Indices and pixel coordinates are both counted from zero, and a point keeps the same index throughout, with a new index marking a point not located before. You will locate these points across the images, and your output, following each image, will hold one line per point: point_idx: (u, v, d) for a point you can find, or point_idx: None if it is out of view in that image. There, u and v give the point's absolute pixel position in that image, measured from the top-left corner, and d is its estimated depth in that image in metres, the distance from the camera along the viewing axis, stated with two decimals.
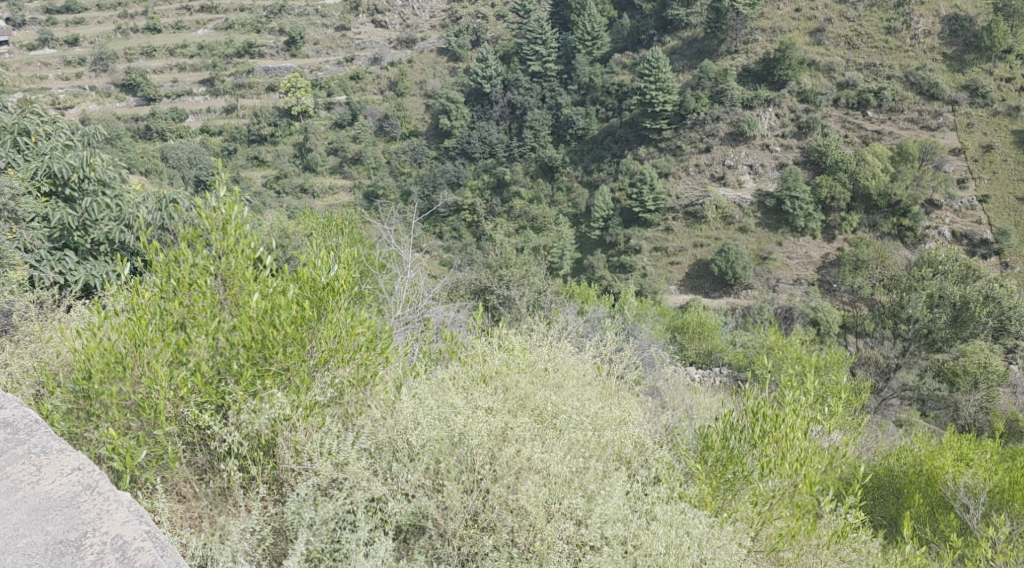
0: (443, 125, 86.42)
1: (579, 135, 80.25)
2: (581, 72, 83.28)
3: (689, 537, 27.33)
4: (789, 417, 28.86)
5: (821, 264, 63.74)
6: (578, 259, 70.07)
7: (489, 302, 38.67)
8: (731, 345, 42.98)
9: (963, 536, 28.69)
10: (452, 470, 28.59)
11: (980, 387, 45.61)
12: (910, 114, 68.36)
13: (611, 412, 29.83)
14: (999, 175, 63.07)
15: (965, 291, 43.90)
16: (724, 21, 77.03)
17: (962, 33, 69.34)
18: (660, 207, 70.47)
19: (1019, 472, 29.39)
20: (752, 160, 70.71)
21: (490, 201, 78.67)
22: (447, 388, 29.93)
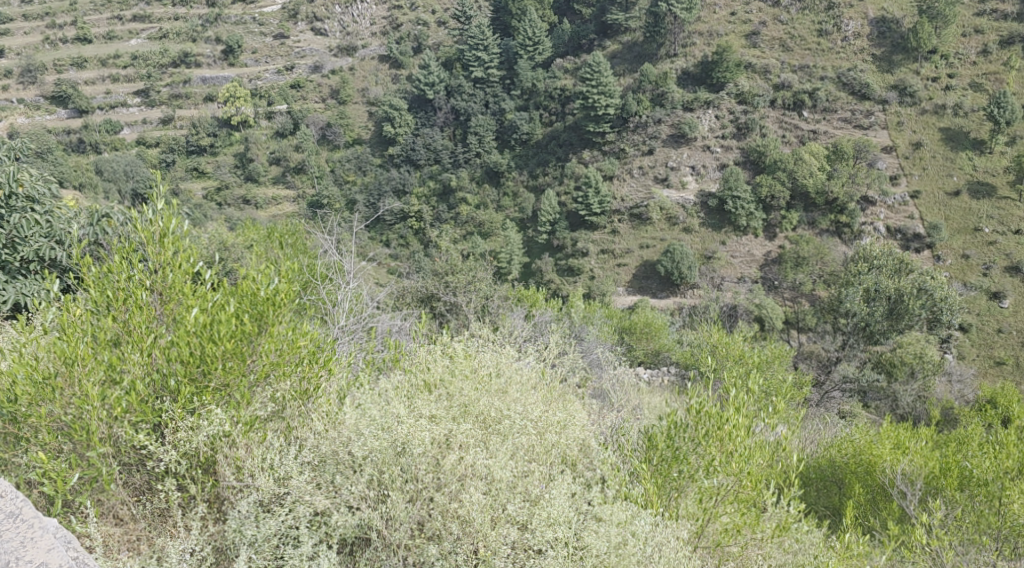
0: (387, 133, 83.33)
1: (524, 140, 77.98)
2: (524, 77, 81.46)
3: (633, 537, 27.76)
4: (731, 414, 29.31)
5: (764, 262, 63.39)
6: (525, 263, 68.21)
7: (436, 309, 38.65)
8: (677, 344, 43.60)
9: (903, 523, 29.35)
10: (395, 480, 28.40)
11: (917, 379, 44.98)
12: (843, 114, 69.20)
13: (554, 415, 30.00)
14: (929, 170, 64.31)
15: (899, 284, 48.60)
16: (663, 25, 75.57)
17: (889, 34, 71.44)
18: (606, 210, 68.80)
19: (954, 457, 30.05)
20: (693, 161, 70.02)
21: (436, 208, 75.16)
22: (390, 398, 29.70)
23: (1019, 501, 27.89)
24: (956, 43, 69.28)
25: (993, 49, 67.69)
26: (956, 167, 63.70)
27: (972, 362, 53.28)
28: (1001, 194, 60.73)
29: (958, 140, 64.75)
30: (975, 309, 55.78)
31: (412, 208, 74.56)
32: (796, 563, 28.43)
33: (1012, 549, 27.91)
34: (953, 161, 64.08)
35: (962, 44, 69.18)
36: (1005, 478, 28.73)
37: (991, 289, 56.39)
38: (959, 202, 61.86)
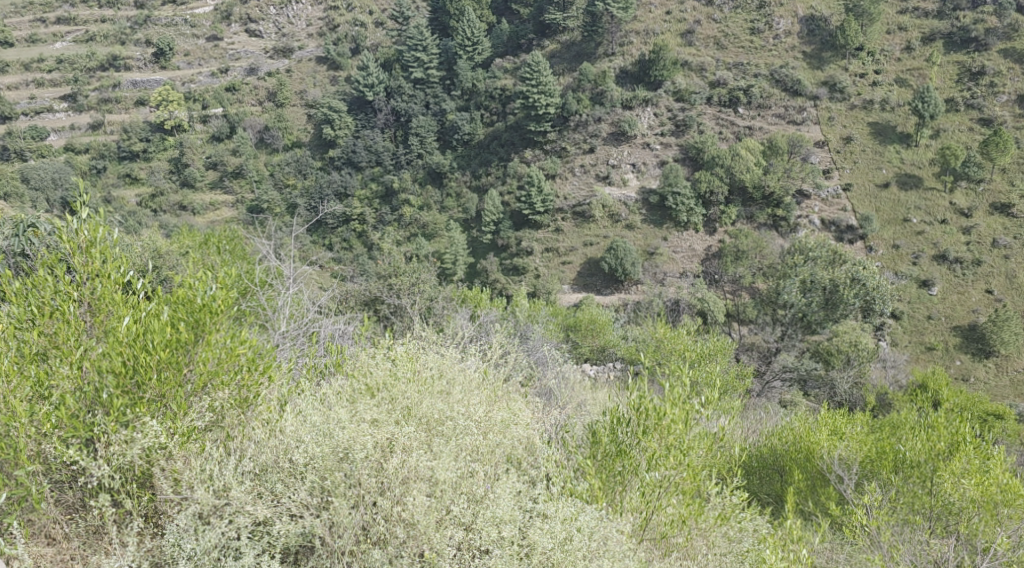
0: (325, 134, 72.32)
1: (465, 141, 69.71)
2: (463, 76, 72.57)
3: (579, 533, 28.01)
4: (669, 409, 29.40)
5: (705, 257, 58.94)
6: (470, 264, 61.49)
7: (380, 312, 38.47)
8: (623, 340, 42.67)
9: (842, 506, 30.17)
10: (338, 486, 28.24)
11: (853, 364, 45.51)
12: (777, 110, 64.47)
13: (497, 414, 29.84)
14: (860, 164, 60.67)
15: (833, 274, 45.74)
16: (601, 24, 70.47)
17: (818, 32, 67.37)
18: (549, 209, 62.73)
19: (889, 441, 30.83)
20: (634, 159, 64.35)
21: (379, 209, 66.93)
22: (332, 403, 29.48)
23: (951, 480, 28.77)
24: (881, 40, 66.20)
25: (916, 46, 64.71)
26: (885, 160, 60.32)
27: (905, 348, 52.00)
28: (928, 185, 58.24)
29: (886, 134, 61.46)
30: (906, 297, 53.87)
31: (353, 211, 65.92)
32: (738, 550, 29.00)
33: (944, 527, 28.82)
34: (882, 154, 60.67)
35: (886, 41, 66.05)
36: (937, 459, 29.58)
37: (920, 277, 54.46)
38: (888, 194, 58.80)
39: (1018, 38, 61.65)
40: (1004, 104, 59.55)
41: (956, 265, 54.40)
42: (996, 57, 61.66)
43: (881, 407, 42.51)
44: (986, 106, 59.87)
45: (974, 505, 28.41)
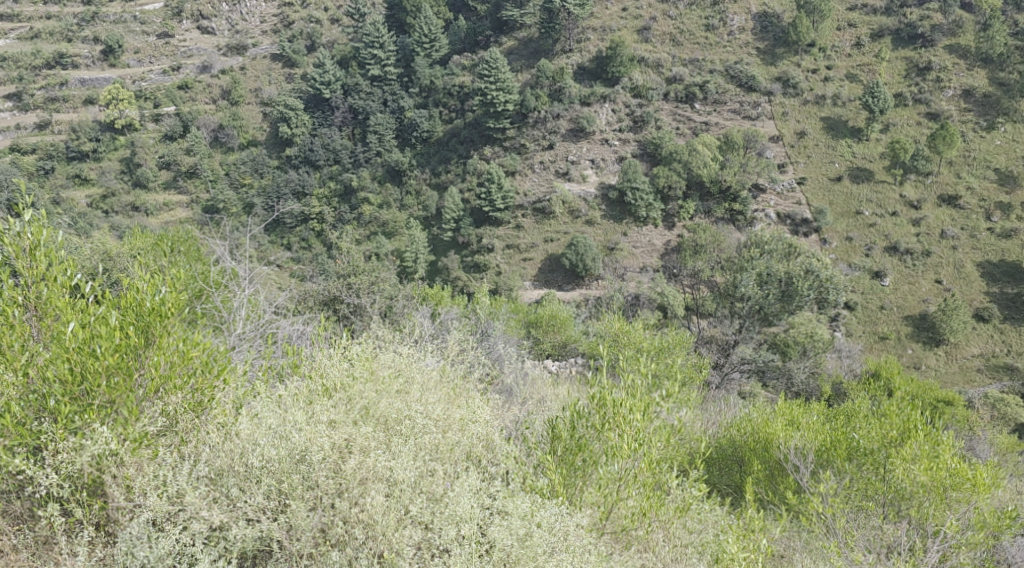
0: (282, 134, 70.56)
1: (423, 138, 68.42)
2: (421, 74, 71.75)
3: (539, 529, 28.10)
4: (629, 400, 29.53)
5: (664, 251, 58.18)
6: (431, 262, 59.90)
7: (339, 312, 37.84)
8: (584, 336, 42.25)
9: (799, 494, 30.65)
10: (296, 489, 28.00)
11: (808, 355, 46.78)
12: (733, 105, 64.79)
13: (455, 412, 29.72)
14: (813, 158, 61.13)
15: (788, 267, 44.43)
16: (558, 20, 68.48)
17: (771, 28, 68.28)
18: (509, 205, 61.09)
19: (843, 430, 31.14)
20: (593, 155, 63.11)
21: (337, 209, 65.06)
22: (288, 405, 29.09)
23: (903, 467, 29.35)
24: (832, 36, 66.82)
25: (866, 42, 65.58)
26: (837, 154, 60.89)
27: (859, 338, 52.05)
28: (879, 178, 58.90)
29: (838, 129, 62.09)
30: (859, 287, 54.22)
31: (311, 209, 64.40)
32: (698, 541, 29.41)
33: (896, 513, 29.43)
34: (834, 149, 61.25)
35: (838, 37, 66.75)
36: (890, 446, 30.06)
37: (873, 268, 54.82)
38: (841, 187, 59.26)
39: (962, 35, 63.35)
40: (949, 99, 61.10)
41: (906, 256, 54.91)
42: (941, 53, 63.09)
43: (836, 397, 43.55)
44: (933, 101, 61.14)
45: (924, 490, 29.04)
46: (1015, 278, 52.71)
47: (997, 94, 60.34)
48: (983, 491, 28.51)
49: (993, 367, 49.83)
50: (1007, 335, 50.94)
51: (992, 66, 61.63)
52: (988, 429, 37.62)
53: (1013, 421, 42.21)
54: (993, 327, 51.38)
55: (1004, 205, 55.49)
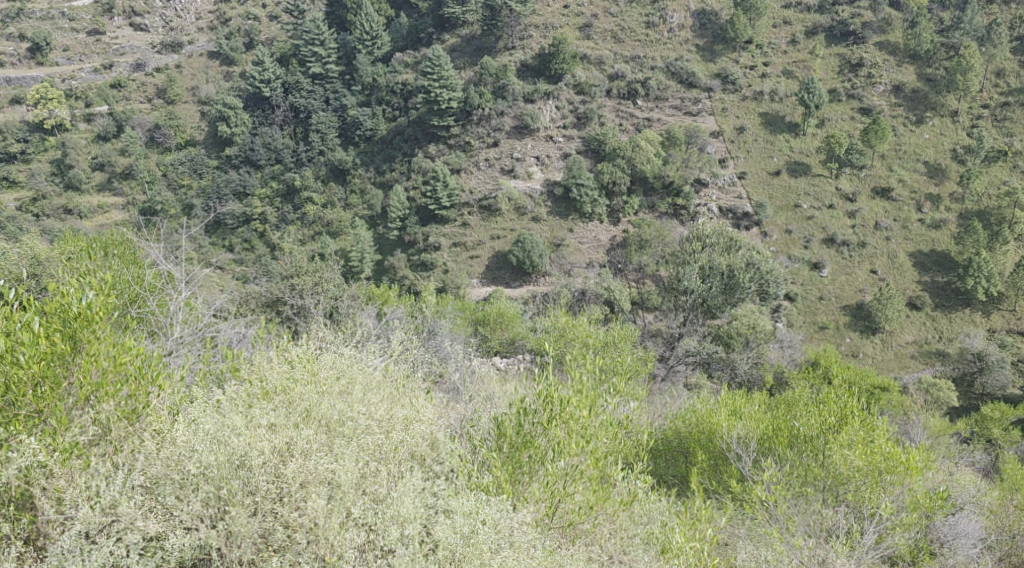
0: (220, 133, 63.49)
1: (367, 137, 63.12)
2: (363, 71, 65.68)
3: (484, 527, 27.90)
4: (574, 397, 29.74)
5: (610, 246, 55.16)
6: (378, 261, 55.22)
7: (283, 314, 37.46)
8: (532, 332, 41.93)
9: (741, 484, 31.24)
10: (235, 495, 27.61)
11: (752, 346, 44.98)
12: (673, 102, 62.64)
13: (397, 413, 29.48)
14: (753, 153, 59.33)
15: (730, 261, 46.64)
16: (500, 18, 65.62)
17: (709, 26, 66.26)
18: (455, 203, 57.06)
19: (784, 419, 32.15)
20: (538, 152, 59.66)
21: (280, 209, 59.44)
22: (228, 410, 28.58)
23: (840, 453, 30.08)
24: (768, 34, 65.92)
25: (801, 39, 64.97)
26: (776, 148, 59.51)
27: (799, 328, 51.12)
28: (815, 172, 57.94)
29: (776, 124, 60.75)
30: (799, 279, 53.29)
31: (254, 210, 58.73)
32: (645, 532, 29.53)
33: (835, 498, 30.17)
34: (773, 143, 59.81)
35: (773, 35, 65.86)
36: (828, 432, 30.89)
37: (811, 260, 53.97)
38: (780, 181, 57.85)
39: (892, 32, 63.43)
40: (880, 94, 60.81)
41: (843, 247, 54.36)
42: (872, 49, 62.85)
43: (777, 386, 43.66)
44: (865, 97, 60.72)
45: (861, 474, 29.72)
46: (945, 267, 53.18)
47: (925, 89, 60.40)
48: (915, 473, 29.30)
49: (926, 353, 50.19)
50: (938, 322, 51.35)
51: (920, 62, 61.57)
52: (921, 413, 38.93)
53: (944, 405, 44.01)
54: (926, 314, 51.64)
55: (934, 197, 55.72)
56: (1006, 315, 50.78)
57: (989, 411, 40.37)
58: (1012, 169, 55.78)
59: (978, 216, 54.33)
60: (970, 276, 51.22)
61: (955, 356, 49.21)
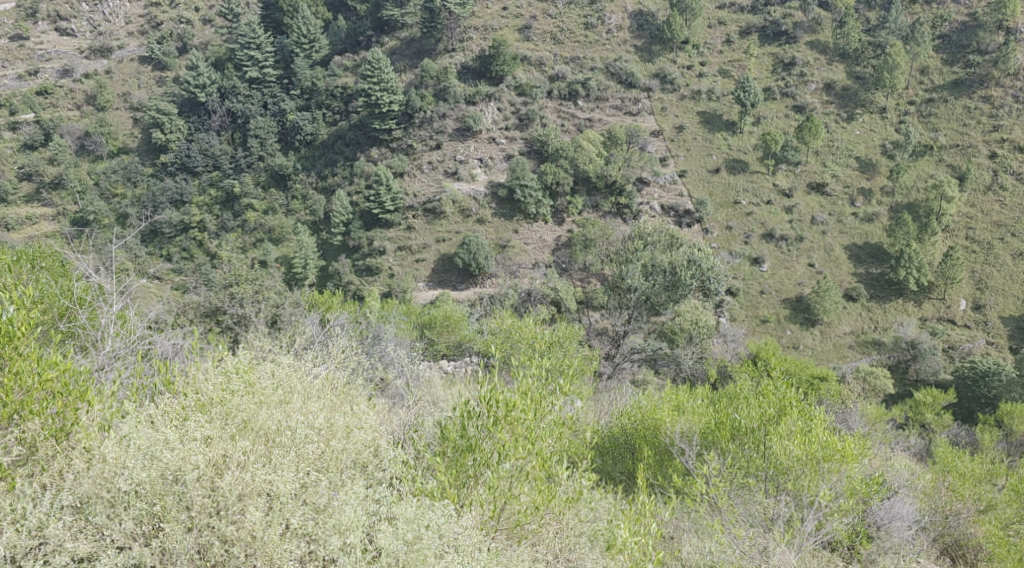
0: (155, 140, 60.64)
1: (307, 142, 61.33)
2: (301, 75, 63.62)
3: (427, 533, 27.87)
4: (519, 400, 29.53)
5: (556, 247, 54.99)
6: (322, 268, 54.34)
7: (223, 323, 36.61)
8: (479, 334, 41.48)
9: (684, 478, 31.59)
10: (170, 511, 27.53)
11: (695, 342, 45.93)
12: (614, 102, 62.92)
13: (337, 421, 29.08)
14: (693, 151, 60.21)
15: (672, 258, 46.60)
16: (438, 20, 64.50)
17: (647, 27, 67.10)
18: (399, 206, 55.99)
19: (726, 412, 31.97)
20: (481, 154, 58.90)
21: (219, 216, 57.64)
22: (162, 424, 28.23)
23: (779, 444, 30.52)
24: (704, 34, 67.13)
25: (735, 39, 66.49)
26: (714, 146, 60.33)
27: (742, 322, 52.26)
28: (753, 169, 59.04)
29: (714, 122, 61.70)
30: (740, 274, 54.39)
31: (191, 218, 56.79)
32: (590, 530, 29.37)
33: (776, 487, 30.57)
34: (711, 142, 60.62)
35: (709, 35, 67.15)
36: (768, 423, 31.08)
37: (752, 256, 55.02)
38: (719, 177, 58.74)
39: (822, 31, 65.51)
40: (813, 93, 62.53)
41: (782, 242, 55.48)
42: (803, 49, 64.82)
43: (721, 380, 44.33)
44: (799, 94, 62.28)
45: (800, 463, 30.31)
46: (879, 258, 54.79)
47: (854, 87, 62.33)
48: (850, 460, 30.08)
49: (863, 343, 51.47)
50: (873, 312, 52.75)
51: (848, 61, 63.73)
52: (857, 401, 39.91)
53: (881, 392, 45.55)
54: (862, 305, 53.04)
55: (866, 191, 57.19)
56: (937, 304, 52.58)
57: (922, 397, 42.56)
58: (938, 163, 57.73)
59: (908, 208, 55.97)
60: (902, 267, 52.68)
61: (890, 345, 50.73)
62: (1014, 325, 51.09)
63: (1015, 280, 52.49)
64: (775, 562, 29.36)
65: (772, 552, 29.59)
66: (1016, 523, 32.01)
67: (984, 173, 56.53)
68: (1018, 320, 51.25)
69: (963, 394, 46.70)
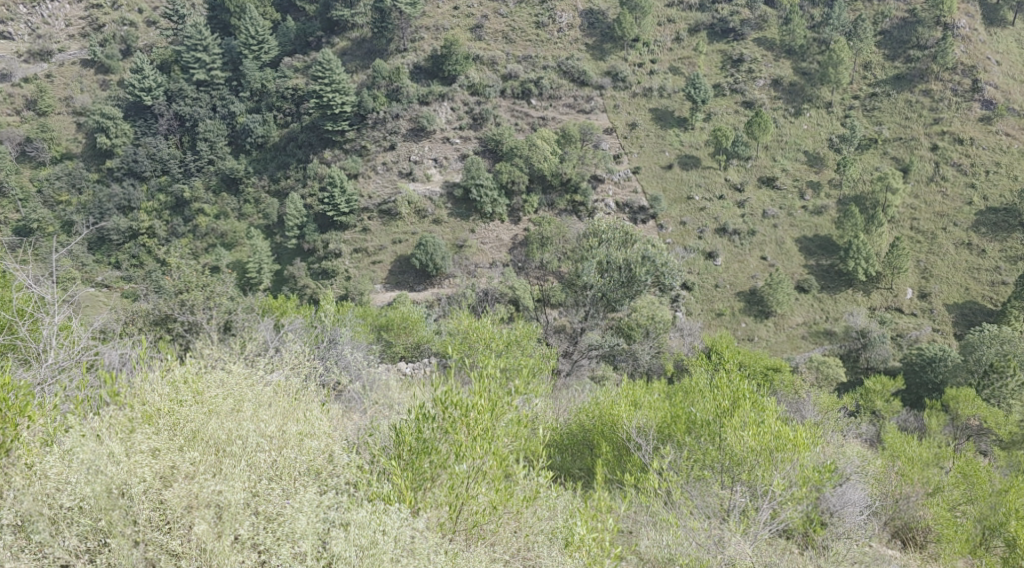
0: (100, 145, 59.27)
1: (258, 145, 60.21)
2: (250, 77, 62.37)
3: (383, 538, 27.55)
4: (476, 400, 29.32)
5: (513, 245, 55.07)
6: (278, 272, 53.51)
7: (173, 331, 35.88)
8: (437, 335, 41.20)
9: (640, 472, 31.84)
10: (116, 525, 27.09)
11: (651, 337, 46.85)
12: (567, 100, 63.12)
13: (290, 428, 28.82)
14: (646, 148, 60.76)
15: (626, 254, 44.91)
16: (389, 20, 64.06)
17: (598, 25, 67.46)
18: (354, 209, 55.37)
19: (681, 406, 32.46)
20: (435, 154, 58.74)
21: (169, 222, 56.55)
22: (108, 435, 27.94)
23: (734, 435, 30.75)
24: (654, 31, 67.52)
25: (685, 36, 67.15)
26: (667, 143, 61.01)
27: (698, 316, 52.91)
28: (705, 164, 59.96)
29: (665, 119, 62.41)
30: (694, 269, 55.05)
31: (140, 225, 55.65)
32: (548, 528, 29.07)
33: (731, 478, 30.78)
34: (664, 138, 61.32)
35: (659, 32, 67.54)
36: (722, 416, 31.41)
37: (706, 250, 55.75)
38: (672, 174, 59.47)
39: (768, 28, 66.78)
40: (761, 88, 63.53)
41: (734, 236, 56.34)
42: (751, 45, 66.04)
43: (678, 373, 45.52)
44: (748, 90, 63.30)
45: (754, 453, 30.59)
46: (828, 250, 55.81)
47: (801, 83, 63.53)
48: (803, 448, 30.41)
49: (815, 333, 52.29)
50: (824, 303, 53.73)
51: (795, 57, 64.96)
52: (811, 391, 41.52)
53: (833, 381, 46.53)
54: (813, 296, 54.03)
55: (814, 184, 58.49)
56: (885, 293, 53.61)
57: (871, 385, 43.69)
58: (882, 155, 59.16)
59: (855, 200, 57.16)
60: (851, 257, 53.63)
61: (841, 334, 51.39)
62: (958, 312, 52.36)
63: (958, 268, 54.00)
64: (732, 552, 29.57)
65: (728, 543, 29.77)
66: (962, 504, 32.97)
67: (926, 164, 58.16)
68: (963, 307, 52.54)
69: (911, 380, 47.89)
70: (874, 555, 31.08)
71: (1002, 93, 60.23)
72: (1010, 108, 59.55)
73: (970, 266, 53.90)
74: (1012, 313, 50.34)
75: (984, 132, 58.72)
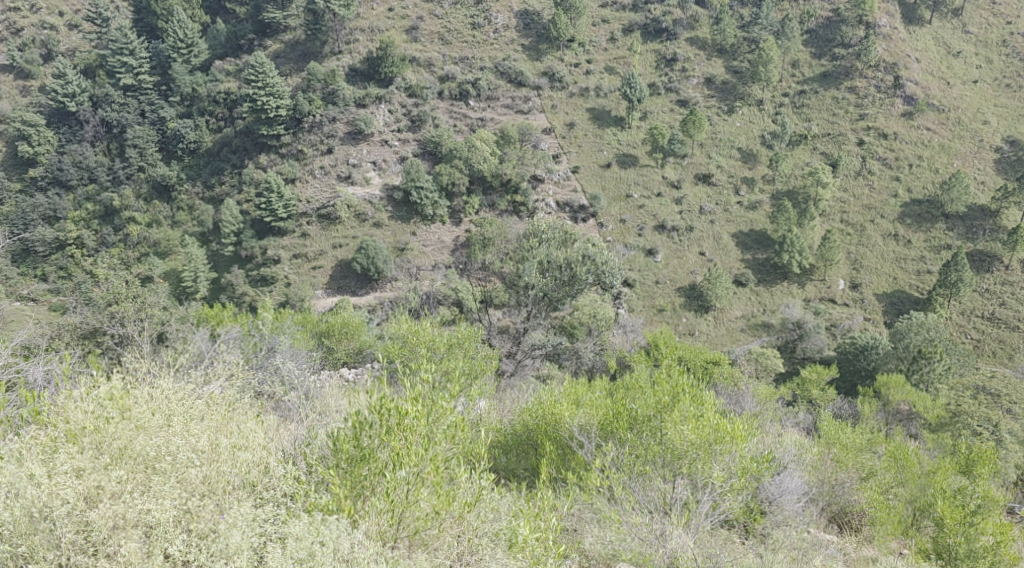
0: (22, 153, 56.87)
1: (191, 150, 58.71)
2: (180, 81, 61.14)
3: (321, 548, 27.14)
4: (410, 406, 28.58)
5: (455, 247, 54.91)
6: (215, 281, 52.47)
7: (103, 345, 34.80)
8: (380, 339, 40.75)
9: (582, 470, 32.01)
10: (39, 550, 26.52)
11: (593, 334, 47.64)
12: (504, 101, 62.92)
13: (220, 441, 27.96)
14: (584, 148, 61.22)
15: (567, 253, 42.51)
16: (323, 21, 63.32)
17: (533, 26, 67.65)
18: (292, 214, 54.57)
19: (622, 402, 32.58)
20: (374, 157, 57.78)
21: (98, 232, 54.80)
22: (28, 456, 27.13)
23: (674, 430, 31.14)
24: (588, 32, 68.21)
25: (619, 36, 67.80)
26: (604, 142, 61.58)
27: (640, 312, 53.69)
28: (642, 163, 60.64)
29: (603, 118, 62.97)
30: (635, 266, 55.73)
31: (67, 235, 54.10)
32: (491, 531, 28.59)
33: (672, 472, 31.13)
34: (601, 137, 61.90)
35: (593, 33, 68.28)
36: (663, 411, 31.71)
37: (646, 247, 56.52)
38: (611, 173, 60.05)
39: (700, 28, 67.87)
40: (694, 87, 64.82)
41: (673, 233, 57.21)
42: (683, 45, 67.08)
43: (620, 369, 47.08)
44: (681, 89, 64.48)
45: (694, 447, 31.03)
46: (764, 245, 57.10)
47: (733, 81, 64.91)
48: (740, 440, 31.01)
49: (753, 325, 53.56)
50: (761, 296, 55.07)
51: (726, 56, 66.35)
52: (749, 382, 42.48)
53: (772, 371, 47.71)
54: (750, 290, 55.33)
55: (748, 180, 59.82)
56: (818, 285, 55.16)
57: (807, 374, 45.17)
58: (812, 151, 60.85)
59: (788, 195, 58.71)
60: (786, 251, 54.95)
61: (778, 326, 52.59)
62: (887, 301, 54.16)
63: (886, 259, 55.88)
64: (673, 546, 29.94)
65: (670, 536, 30.14)
66: (894, 486, 34.11)
67: (854, 159, 60.00)
68: (891, 296, 54.36)
69: (845, 367, 49.40)
70: (812, 540, 31.73)
71: (923, 89, 62.33)
72: (930, 104, 61.76)
73: (897, 257, 55.81)
74: (938, 301, 52.25)
75: (907, 127, 60.73)
